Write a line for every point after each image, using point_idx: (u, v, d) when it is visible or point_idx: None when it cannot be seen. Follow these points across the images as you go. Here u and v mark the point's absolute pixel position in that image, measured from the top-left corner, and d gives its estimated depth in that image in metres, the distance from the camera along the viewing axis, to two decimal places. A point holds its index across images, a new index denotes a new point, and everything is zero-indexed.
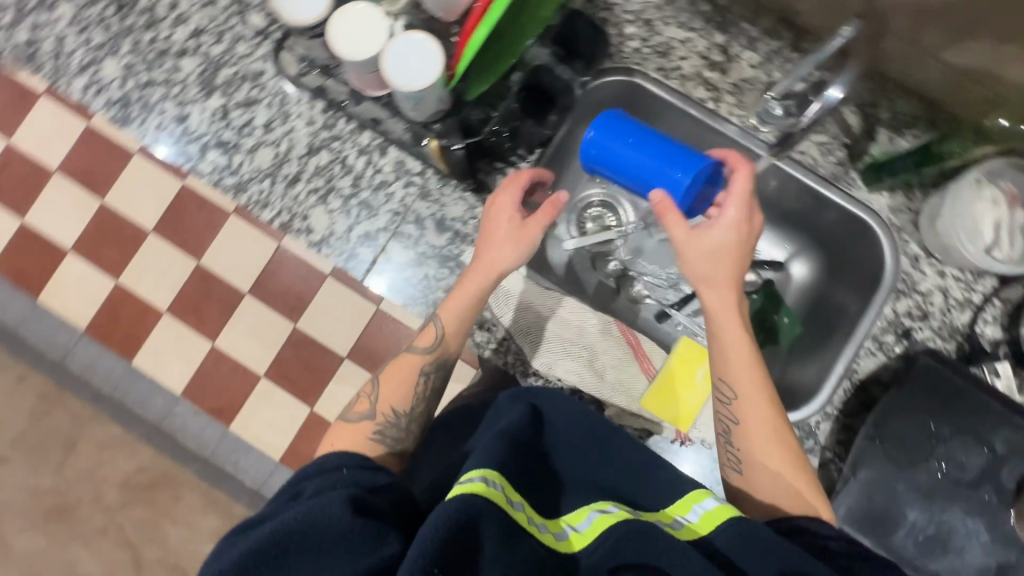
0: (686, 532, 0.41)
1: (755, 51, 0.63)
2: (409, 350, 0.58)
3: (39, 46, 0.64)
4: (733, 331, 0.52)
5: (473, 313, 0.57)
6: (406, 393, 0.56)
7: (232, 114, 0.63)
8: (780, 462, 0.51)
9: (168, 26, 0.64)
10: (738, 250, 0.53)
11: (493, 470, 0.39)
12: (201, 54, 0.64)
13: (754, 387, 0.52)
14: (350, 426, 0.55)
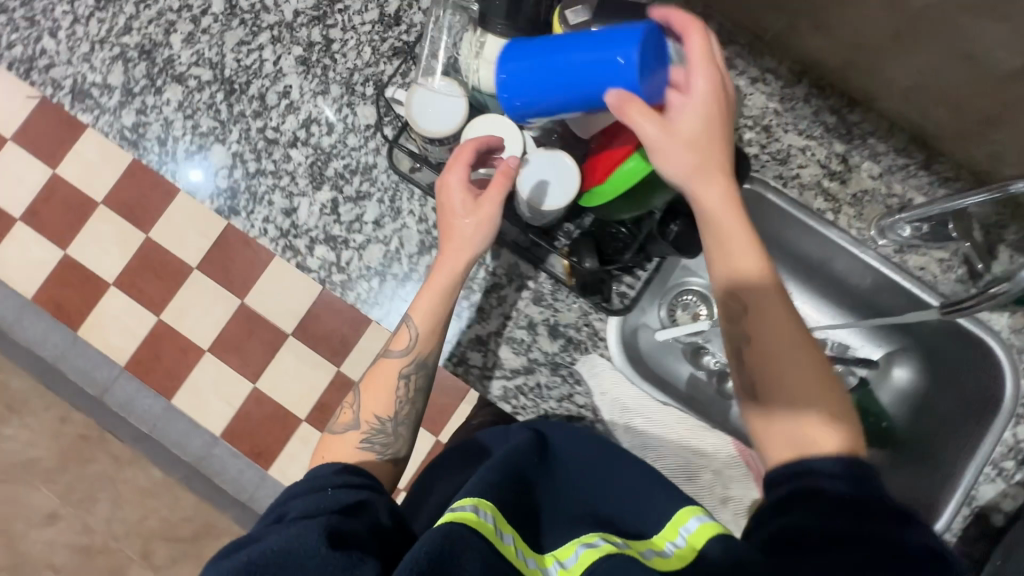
0: (674, 560, 0.37)
1: (876, 163, 0.61)
2: (384, 356, 0.54)
3: (145, 128, 0.63)
4: (738, 237, 0.45)
5: (443, 308, 0.53)
6: (388, 399, 0.52)
7: (341, 207, 0.62)
8: (805, 393, 0.41)
9: (278, 114, 0.63)
10: (715, 134, 0.45)
11: (486, 501, 0.37)
12: (311, 145, 0.63)
13: (770, 319, 0.43)
14: (337, 437, 0.51)
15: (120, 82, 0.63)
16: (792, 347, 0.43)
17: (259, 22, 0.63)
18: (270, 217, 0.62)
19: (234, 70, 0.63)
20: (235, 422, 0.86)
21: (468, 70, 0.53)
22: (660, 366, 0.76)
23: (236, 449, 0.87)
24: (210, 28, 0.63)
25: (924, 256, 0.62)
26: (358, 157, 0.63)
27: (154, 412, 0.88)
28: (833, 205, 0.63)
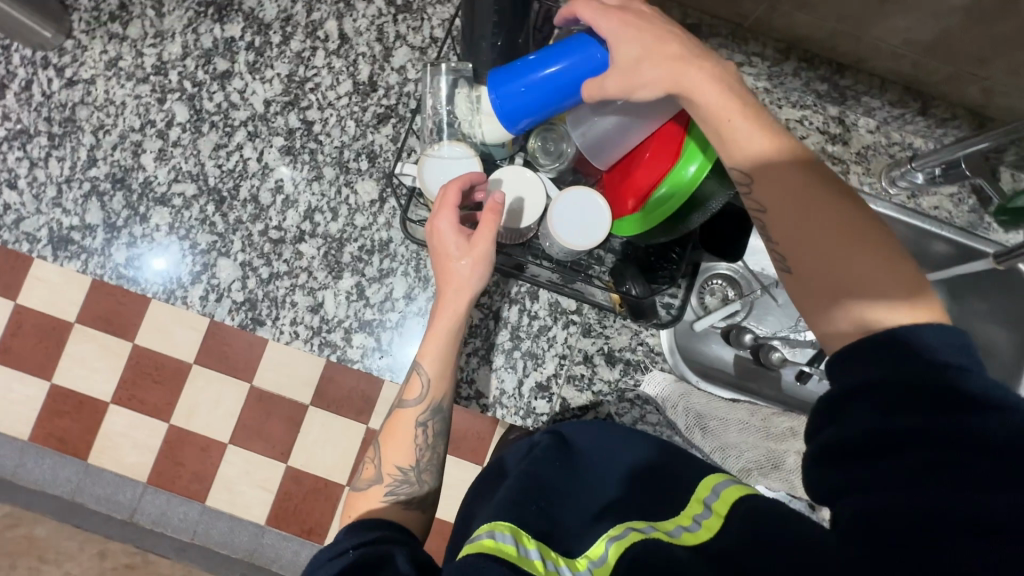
0: (689, 538, 0.37)
1: (870, 117, 0.64)
2: (398, 408, 0.52)
3: (138, 261, 0.59)
4: (738, 135, 0.41)
5: (453, 344, 0.52)
6: (408, 447, 0.51)
7: (368, 292, 0.60)
8: (866, 268, 0.36)
9: (276, 211, 0.60)
10: (664, 46, 0.43)
11: (502, 524, 0.38)
12: (319, 234, 0.60)
13: (787, 186, 0.39)
14: (360, 494, 0.49)
15: (100, 220, 0.59)
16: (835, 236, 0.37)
17: (230, 121, 0.61)
18: (297, 320, 0.59)
19: (218, 179, 0.60)
20: (277, 505, 0.72)
21: (471, 128, 0.52)
22: (700, 358, 0.70)
23: (285, 533, 0.73)
24: (181, 140, 0.61)
25: (936, 195, 0.64)
26: (368, 237, 0.60)
27: (190, 519, 0.72)
28: (841, 166, 0.64)
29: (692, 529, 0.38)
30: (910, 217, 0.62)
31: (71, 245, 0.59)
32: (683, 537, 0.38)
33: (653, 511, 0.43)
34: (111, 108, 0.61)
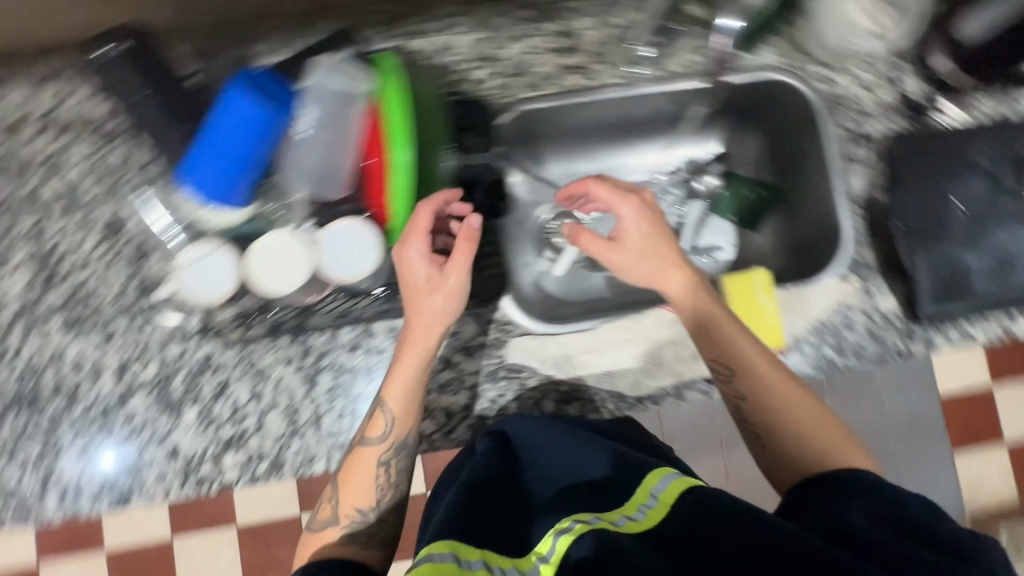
0: (635, 525, 0.54)
1: (611, 61, 0.92)
2: (364, 445, 0.77)
3: (168, 480, 0.88)
4: (734, 332, 0.78)
5: (413, 386, 0.77)
6: (366, 488, 0.75)
7: (285, 403, 0.89)
8: (838, 446, 0.71)
9: (223, 402, 0.88)
10: (658, 233, 0.82)
11: (564, 520, 0.56)
12: (258, 412, 0.88)
13: (766, 391, 0.76)
14: (348, 485, 0.76)
15: (140, 446, 0.88)
16: (796, 399, 0.75)
17: (171, 361, 0.88)
18: (273, 417, 0.88)
19: (167, 398, 0.88)
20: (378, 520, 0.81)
21: (246, 254, 0.82)
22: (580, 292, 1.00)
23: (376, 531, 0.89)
24: (149, 400, 0.88)
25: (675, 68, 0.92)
26: (259, 370, 0.89)
27: None
28: (584, 73, 0.92)
29: (636, 517, 0.55)
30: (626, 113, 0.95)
31: (121, 390, 0.88)
32: (627, 526, 0.54)
33: (606, 502, 0.59)
34: (106, 368, 0.88)
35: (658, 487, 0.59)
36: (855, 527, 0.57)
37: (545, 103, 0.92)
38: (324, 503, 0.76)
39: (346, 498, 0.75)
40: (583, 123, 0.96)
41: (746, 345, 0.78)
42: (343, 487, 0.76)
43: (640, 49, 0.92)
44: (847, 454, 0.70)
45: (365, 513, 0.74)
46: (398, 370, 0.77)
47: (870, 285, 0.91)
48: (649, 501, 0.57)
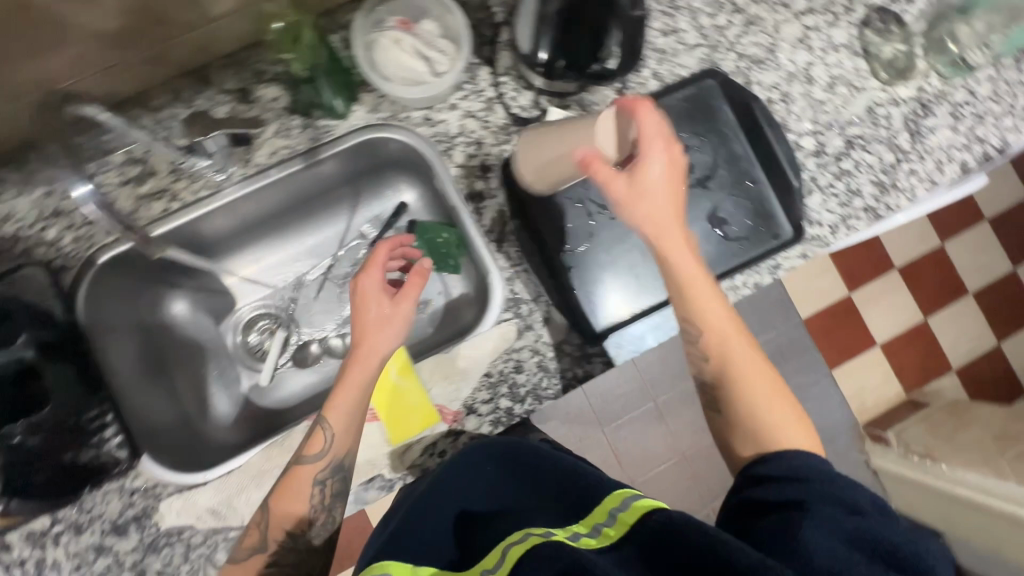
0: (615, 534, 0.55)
1: (473, 128, 0.83)
2: (300, 463, 0.70)
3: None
4: (704, 289, 0.66)
5: (353, 407, 0.71)
6: (302, 502, 0.71)
7: (96, 564, 0.74)
8: (772, 407, 0.66)
9: (29, 546, 0.73)
10: (668, 195, 0.65)
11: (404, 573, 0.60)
12: (74, 548, 0.74)
13: (723, 323, 0.67)
14: (280, 499, 0.70)
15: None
16: (729, 324, 0.68)
17: None
18: (87, 540, 0.74)
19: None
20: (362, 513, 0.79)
21: None
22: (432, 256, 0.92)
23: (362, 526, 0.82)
24: None
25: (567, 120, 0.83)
26: (85, 519, 0.74)
27: None
28: (485, 123, 0.83)
29: (591, 535, 0.56)
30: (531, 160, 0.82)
31: None
32: (581, 541, 0.55)
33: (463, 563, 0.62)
34: None
35: (510, 545, 0.57)
36: (790, 512, 0.54)
37: (429, 150, 0.82)
38: (251, 529, 0.71)
39: (274, 517, 0.71)
40: (486, 163, 0.83)
41: (712, 308, 0.67)
42: (279, 498, 0.71)
43: (519, 99, 0.84)
44: (793, 439, 0.63)
45: (297, 534, 0.71)
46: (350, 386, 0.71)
47: (739, 217, 0.83)
48: (607, 520, 0.57)
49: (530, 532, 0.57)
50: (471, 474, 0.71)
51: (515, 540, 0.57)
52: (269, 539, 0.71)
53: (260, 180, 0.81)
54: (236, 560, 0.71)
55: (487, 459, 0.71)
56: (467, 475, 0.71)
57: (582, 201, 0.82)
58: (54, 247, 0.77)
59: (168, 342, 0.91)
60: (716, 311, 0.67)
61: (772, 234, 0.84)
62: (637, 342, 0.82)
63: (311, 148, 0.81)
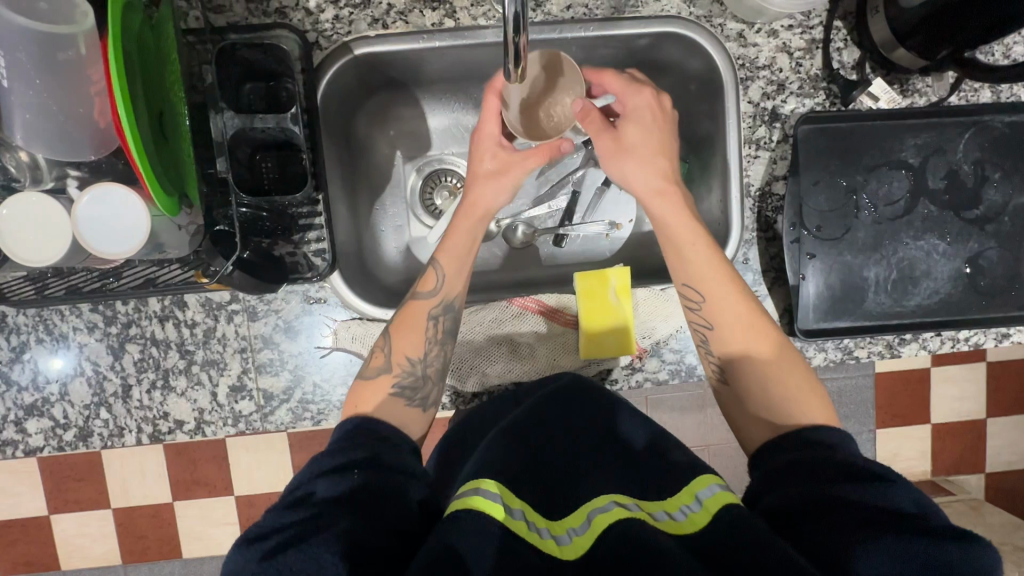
0: (688, 523, 0.48)
1: (783, 66, 0.74)
2: (415, 297, 0.68)
3: (124, 428, 0.73)
4: (716, 276, 0.65)
5: (464, 251, 0.70)
6: (419, 338, 0.66)
7: (259, 354, 0.73)
8: (804, 400, 0.59)
9: (205, 310, 0.72)
10: (667, 167, 0.69)
11: (484, 484, 0.50)
12: (242, 330, 0.73)
13: (735, 326, 0.64)
14: (369, 380, 0.64)
15: (90, 396, 0.73)
16: (739, 307, 0.64)
17: (112, 312, 0.72)
18: (259, 328, 0.73)
19: (120, 336, 0.72)
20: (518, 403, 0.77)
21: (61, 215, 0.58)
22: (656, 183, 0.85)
23: None
24: (75, 335, 0.72)
25: (882, 100, 0.75)
26: (262, 308, 0.72)
27: None
28: (797, 66, 0.74)
29: (677, 518, 0.49)
30: (826, 124, 0.74)
31: (91, 291, 0.69)
32: (665, 522, 0.49)
33: (541, 504, 0.53)
34: (38, 326, 0.72)
35: (596, 510, 0.51)
36: (880, 530, 0.43)
37: (728, 69, 0.73)
38: (375, 353, 0.66)
39: (396, 349, 0.65)
40: (778, 110, 0.75)
41: (721, 296, 0.64)
42: (397, 331, 0.66)
43: (843, 54, 0.74)
44: (813, 413, 0.58)
45: (414, 363, 0.65)
46: (451, 237, 0.70)
47: (999, 272, 0.77)
48: (693, 505, 0.50)
49: (615, 500, 0.51)
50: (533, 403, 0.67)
51: (603, 506, 0.51)
52: (394, 362, 0.65)
53: (552, 34, 0.73)
54: (365, 379, 0.64)
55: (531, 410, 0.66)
56: (537, 412, 0.66)
57: (855, 191, 0.75)
58: (311, 18, 0.69)
59: (361, 162, 0.83)
60: (723, 288, 0.65)
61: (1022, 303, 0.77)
62: (837, 351, 0.79)
63: (610, 20, 0.73)
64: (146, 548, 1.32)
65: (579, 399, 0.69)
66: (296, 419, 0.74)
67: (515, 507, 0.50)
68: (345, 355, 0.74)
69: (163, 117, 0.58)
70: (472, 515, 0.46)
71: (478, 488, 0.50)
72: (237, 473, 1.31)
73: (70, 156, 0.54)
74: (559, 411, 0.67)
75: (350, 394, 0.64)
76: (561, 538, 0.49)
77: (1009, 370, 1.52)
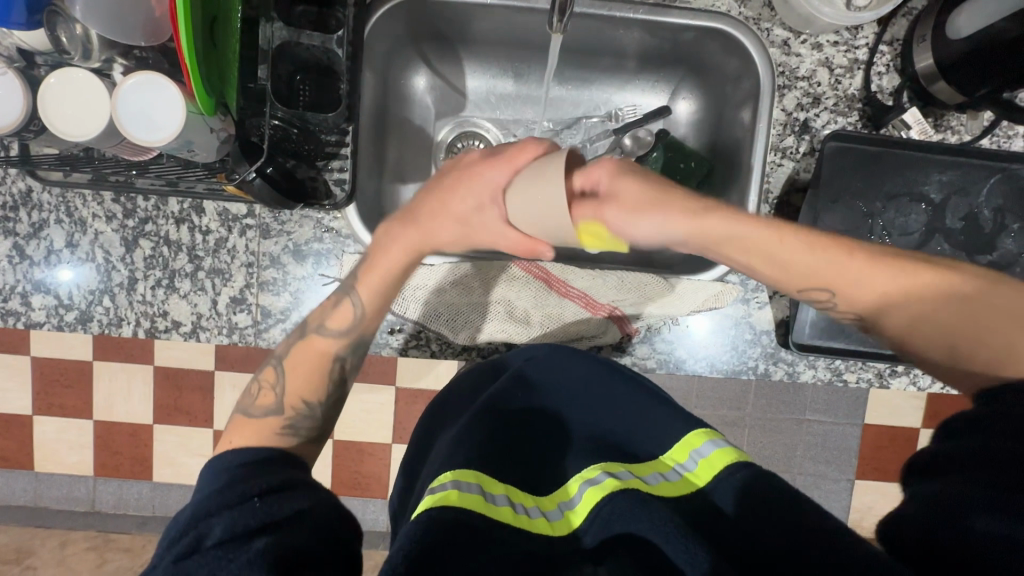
0: (685, 483, 0.52)
1: (821, 81, 0.75)
2: (320, 333, 0.66)
3: (123, 318, 0.75)
4: (867, 281, 0.60)
5: (385, 289, 0.66)
6: (314, 384, 0.65)
7: (264, 272, 0.75)
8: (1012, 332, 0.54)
9: (218, 219, 0.74)
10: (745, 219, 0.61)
11: (459, 472, 0.51)
12: (252, 246, 0.74)
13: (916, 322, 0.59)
14: (254, 420, 0.62)
15: (96, 282, 0.75)
16: (891, 277, 0.59)
17: (131, 207, 0.74)
18: (269, 247, 0.74)
19: (135, 230, 0.74)
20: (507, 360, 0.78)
21: (99, 99, 0.60)
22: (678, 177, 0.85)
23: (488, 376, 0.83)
24: (92, 222, 0.74)
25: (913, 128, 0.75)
26: (275, 228, 0.74)
27: None
28: (835, 82, 0.75)
29: (669, 479, 0.53)
30: (858, 142, 0.74)
31: (115, 182, 0.71)
32: (660, 484, 0.52)
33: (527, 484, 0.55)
34: (58, 208, 0.74)
35: (588, 484, 0.52)
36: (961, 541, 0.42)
37: (768, 73, 0.74)
38: (263, 387, 0.64)
39: (289, 391, 0.64)
40: (808, 122, 0.76)
41: (871, 281, 0.60)
42: (294, 372, 0.65)
43: (883, 78, 0.75)
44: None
45: (310, 404, 0.64)
46: (371, 269, 0.66)
47: None
48: (688, 464, 0.54)
49: (606, 471, 0.53)
50: (548, 367, 0.68)
51: (593, 478, 0.53)
52: (287, 406, 0.63)
53: (602, 11, 0.75)
54: (249, 415, 0.62)
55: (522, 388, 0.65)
56: (550, 386, 0.67)
57: (872, 216, 0.75)
58: None
59: (396, 108, 0.85)
60: (890, 273, 0.59)
61: None
62: (827, 372, 0.79)
63: (660, 6, 0.74)
64: (120, 464, 1.33)
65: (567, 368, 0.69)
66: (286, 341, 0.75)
67: (498, 494, 0.51)
68: None
69: (216, 24, 0.60)
70: (452, 506, 0.45)
71: (454, 480, 0.49)
72: (220, 406, 1.31)
73: (122, 39, 0.56)
74: (566, 381, 0.67)
75: (228, 430, 0.62)
76: (551, 513, 0.52)
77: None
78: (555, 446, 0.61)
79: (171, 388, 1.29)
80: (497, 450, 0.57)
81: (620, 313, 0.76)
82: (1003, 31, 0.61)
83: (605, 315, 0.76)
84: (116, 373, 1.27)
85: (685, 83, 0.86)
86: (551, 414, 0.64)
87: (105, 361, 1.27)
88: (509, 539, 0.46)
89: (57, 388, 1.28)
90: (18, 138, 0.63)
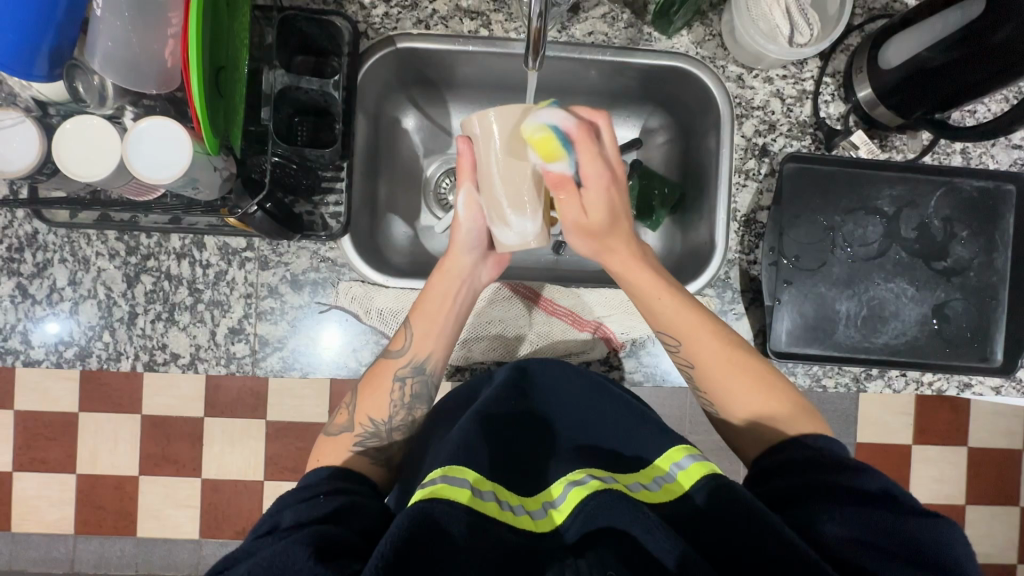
0: (668, 491, 0.53)
1: (773, 111, 0.83)
2: (385, 357, 0.72)
3: (122, 353, 0.77)
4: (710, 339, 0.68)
5: (439, 314, 0.73)
6: (381, 404, 0.70)
7: (262, 302, 0.78)
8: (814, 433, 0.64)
9: (217, 253, 0.77)
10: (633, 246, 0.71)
11: (448, 469, 0.51)
12: (249, 277, 0.78)
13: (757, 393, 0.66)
14: (330, 439, 0.69)
15: (97, 318, 0.77)
16: (717, 344, 0.68)
17: (132, 244, 0.77)
18: (267, 278, 0.78)
19: (137, 266, 0.77)
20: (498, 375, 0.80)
21: (110, 142, 0.64)
22: (653, 202, 0.91)
23: None
24: (94, 261, 0.77)
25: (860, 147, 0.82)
26: (274, 259, 0.78)
27: None
28: (786, 111, 0.83)
29: (651, 488, 0.54)
30: (815, 161, 0.80)
31: (122, 222, 0.75)
32: (640, 493, 0.54)
33: (513, 487, 0.57)
34: (61, 248, 0.77)
35: (574, 484, 0.54)
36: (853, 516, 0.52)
37: (723, 104, 0.82)
38: (339, 410, 0.71)
39: (361, 409, 0.70)
40: (767, 146, 0.83)
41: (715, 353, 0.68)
42: (365, 392, 0.71)
43: (830, 106, 0.83)
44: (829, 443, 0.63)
45: (373, 425, 0.69)
46: (427, 298, 0.73)
47: (964, 321, 0.81)
48: (669, 476, 0.55)
49: (592, 473, 0.55)
50: (550, 373, 0.71)
51: (579, 479, 0.55)
52: (355, 423, 0.69)
53: (574, 54, 0.82)
54: (328, 434, 0.70)
55: (516, 399, 0.66)
56: (542, 401, 0.69)
57: (833, 229, 0.81)
58: (364, 11, 0.78)
59: (386, 147, 0.90)
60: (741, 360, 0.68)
61: (982, 353, 0.82)
62: (807, 378, 0.83)
63: (626, 49, 0.82)
64: (101, 521, 1.23)
65: (548, 380, 0.70)
66: (282, 369, 0.78)
67: (486, 490, 0.52)
68: (343, 313, 0.78)
69: (222, 72, 0.64)
70: (437, 502, 0.47)
71: (444, 475, 0.51)
72: (208, 454, 1.22)
73: (136, 85, 0.61)
74: (559, 397, 0.69)
75: (314, 450, 0.69)
76: (536, 512, 0.54)
77: (1019, 457, 1.36)
78: (544, 451, 0.63)
79: (159, 437, 1.20)
80: (493, 452, 0.59)
81: (605, 329, 0.79)
82: (929, 59, 0.69)
83: (591, 330, 0.80)
84: (103, 425, 1.19)
85: (654, 117, 0.94)
86: (541, 427, 0.66)
87: (91, 412, 1.18)
88: (494, 535, 0.48)
89: (40, 442, 1.19)
90: (31, 181, 0.67)
